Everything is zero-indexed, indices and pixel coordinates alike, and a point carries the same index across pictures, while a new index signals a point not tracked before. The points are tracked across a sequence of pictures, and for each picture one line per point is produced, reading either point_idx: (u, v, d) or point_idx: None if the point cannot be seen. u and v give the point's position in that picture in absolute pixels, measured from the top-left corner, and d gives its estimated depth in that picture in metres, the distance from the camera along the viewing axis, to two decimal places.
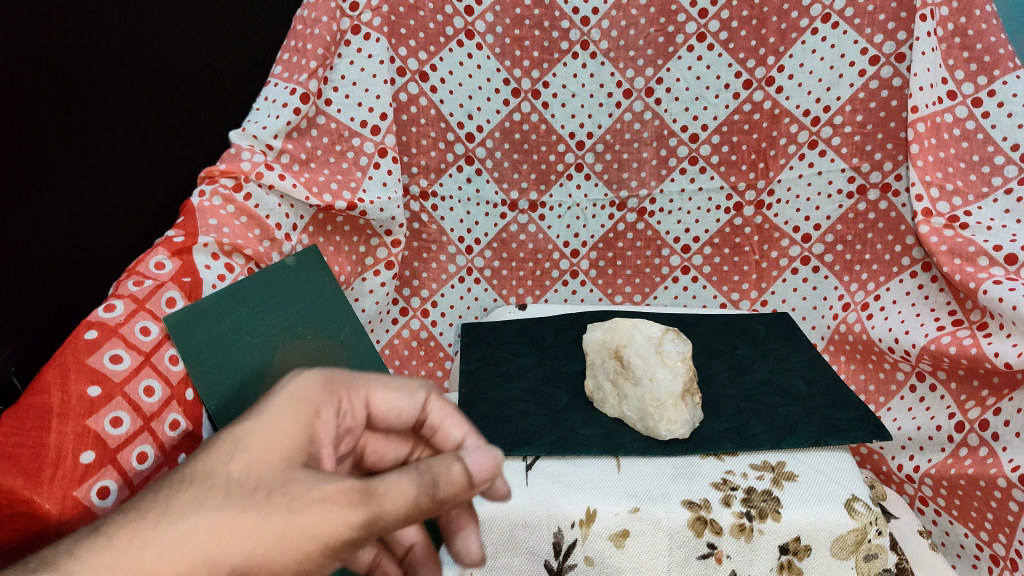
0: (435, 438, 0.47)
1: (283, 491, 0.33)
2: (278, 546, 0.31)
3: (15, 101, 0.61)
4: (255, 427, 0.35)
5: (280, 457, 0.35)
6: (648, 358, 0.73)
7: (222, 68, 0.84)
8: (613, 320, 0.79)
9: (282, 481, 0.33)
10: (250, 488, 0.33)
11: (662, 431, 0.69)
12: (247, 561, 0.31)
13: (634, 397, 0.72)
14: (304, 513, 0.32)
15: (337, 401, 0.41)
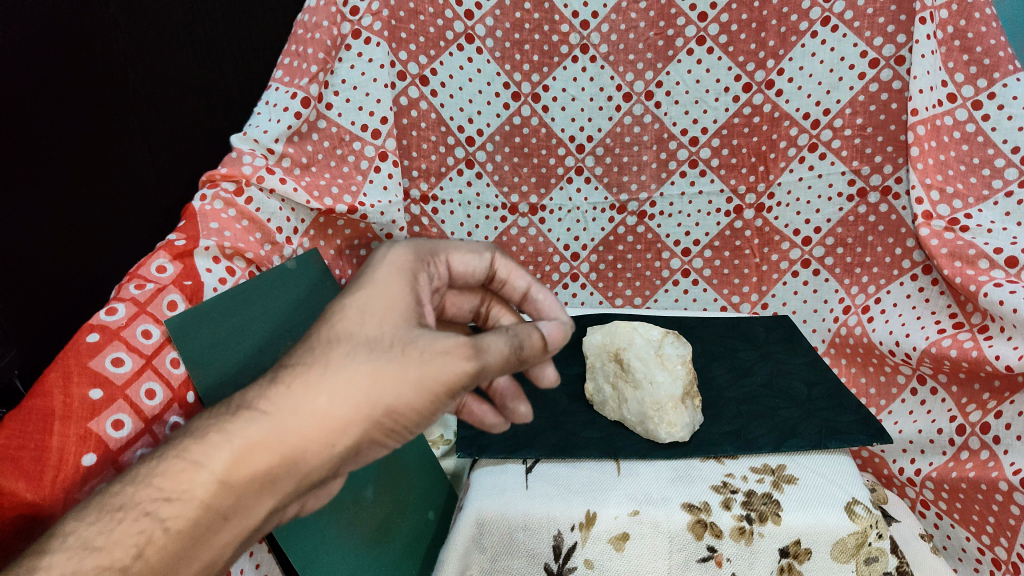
0: (504, 290, 0.57)
1: (413, 345, 0.41)
2: (417, 386, 0.40)
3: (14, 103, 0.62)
4: (376, 296, 0.44)
5: (404, 317, 0.43)
6: (647, 361, 0.72)
7: (226, 72, 0.83)
8: (613, 323, 0.78)
9: (410, 334, 0.42)
10: (386, 342, 0.41)
11: (662, 434, 0.69)
12: (395, 399, 0.40)
13: (634, 400, 0.71)
14: (433, 363, 0.40)
15: (428, 265, 0.50)
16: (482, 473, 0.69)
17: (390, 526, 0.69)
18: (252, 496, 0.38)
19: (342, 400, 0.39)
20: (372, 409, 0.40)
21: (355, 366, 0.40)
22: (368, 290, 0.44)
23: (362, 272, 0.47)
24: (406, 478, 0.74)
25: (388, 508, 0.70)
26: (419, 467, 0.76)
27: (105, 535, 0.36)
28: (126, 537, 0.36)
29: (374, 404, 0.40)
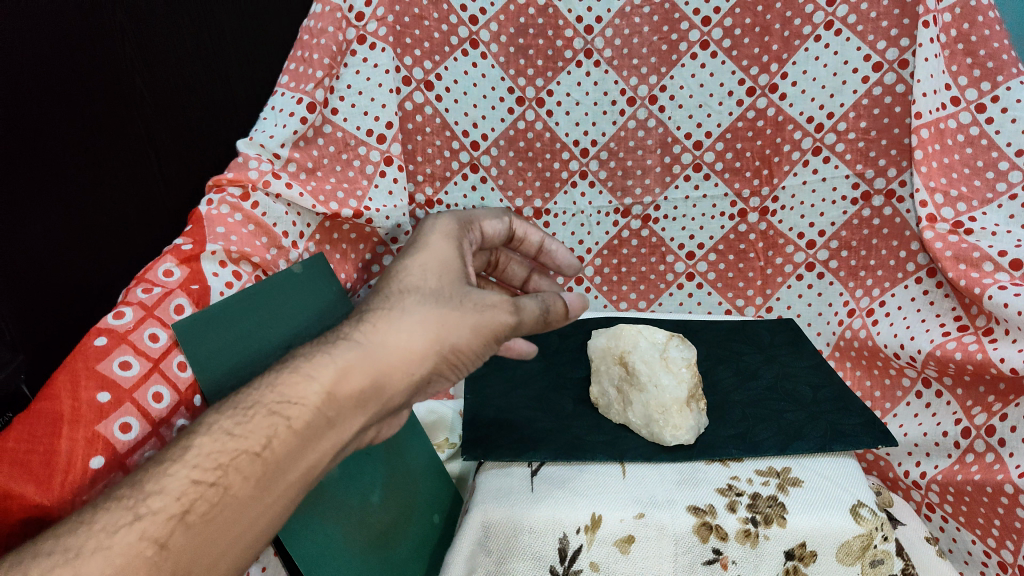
0: (521, 245, 0.80)
1: (469, 297, 0.56)
2: (475, 324, 0.55)
3: (19, 107, 0.63)
4: (434, 261, 0.59)
5: (456, 280, 0.58)
6: (652, 365, 0.73)
7: (231, 77, 0.82)
8: (618, 325, 0.78)
9: (464, 290, 0.57)
10: (447, 295, 0.56)
11: (668, 437, 0.69)
12: (460, 337, 0.54)
13: (639, 403, 0.71)
14: (486, 310, 0.56)
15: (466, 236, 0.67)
16: (487, 475, 0.69)
17: (396, 530, 0.70)
18: (354, 404, 0.49)
19: (422, 331, 0.52)
20: (444, 341, 0.53)
21: (429, 308, 0.54)
22: (426, 260, 0.59)
23: (415, 248, 0.61)
24: (412, 482, 0.74)
25: (394, 513, 0.70)
26: (424, 472, 0.76)
27: (241, 431, 0.44)
28: (261, 431, 0.44)
29: (444, 338, 0.53)
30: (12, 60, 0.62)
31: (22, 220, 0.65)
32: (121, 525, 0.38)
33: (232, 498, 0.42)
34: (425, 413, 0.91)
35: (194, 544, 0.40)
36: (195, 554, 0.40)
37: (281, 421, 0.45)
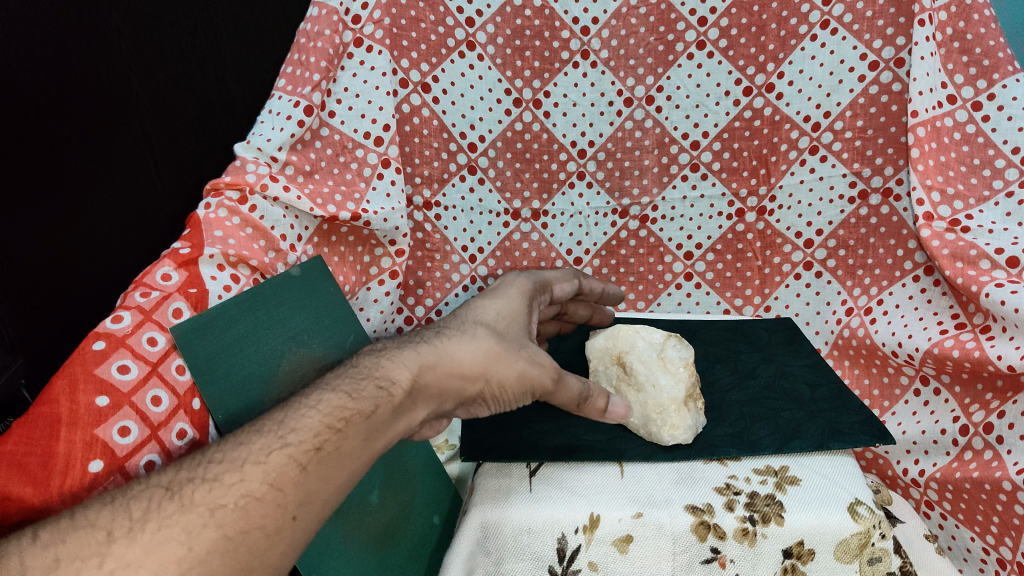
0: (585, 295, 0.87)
1: (526, 346, 0.65)
2: (529, 363, 0.64)
3: (16, 105, 0.63)
4: (509, 306, 0.69)
5: (515, 320, 0.68)
6: (649, 364, 0.73)
7: (227, 79, 0.84)
8: (615, 326, 0.79)
9: (521, 336, 0.67)
10: (509, 337, 0.65)
11: (665, 437, 0.69)
12: (509, 375, 0.63)
13: (637, 403, 0.72)
14: (536, 362, 0.64)
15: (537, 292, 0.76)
16: (486, 476, 0.69)
17: (395, 531, 0.70)
18: (432, 392, 0.57)
19: (487, 349, 0.62)
20: (505, 363, 0.62)
21: (493, 335, 0.63)
22: (490, 299, 0.70)
23: (486, 293, 0.72)
24: (411, 483, 0.73)
25: (393, 514, 0.70)
26: (423, 473, 0.76)
27: (353, 397, 0.52)
28: (363, 401, 0.52)
29: (505, 361, 0.62)
30: (11, 58, 0.62)
31: (20, 220, 0.64)
32: (258, 461, 0.46)
33: (344, 451, 0.49)
34: None
35: (316, 485, 0.47)
36: (315, 493, 0.47)
37: (381, 393, 0.53)
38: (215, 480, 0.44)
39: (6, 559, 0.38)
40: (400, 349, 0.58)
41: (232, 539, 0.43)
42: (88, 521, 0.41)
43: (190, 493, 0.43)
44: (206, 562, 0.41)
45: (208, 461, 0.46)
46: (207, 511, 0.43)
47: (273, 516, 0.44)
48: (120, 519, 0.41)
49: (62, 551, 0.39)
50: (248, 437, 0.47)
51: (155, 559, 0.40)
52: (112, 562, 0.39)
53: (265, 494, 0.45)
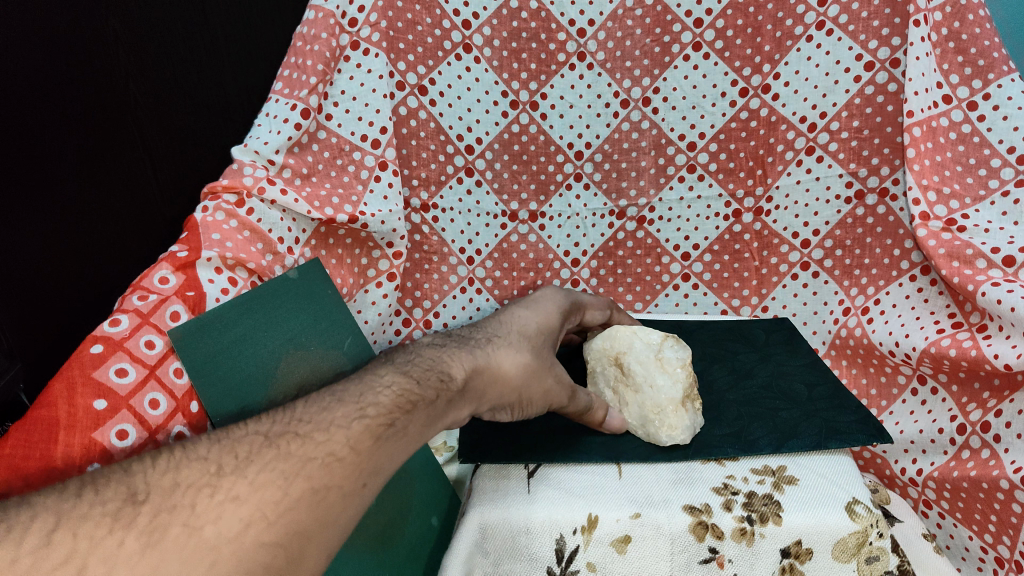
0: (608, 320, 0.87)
1: (556, 364, 0.68)
2: (559, 380, 0.66)
3: (18, 110, 0.62)
4: (545, 321, 0.73)
5: (548, 336, 0.71)
6: (646, 365, 0.73)
7: (225, 82, 0.84)
8: (614, 326, 0.78)
9: (547, 351, 0.69)
10: (543, 352, 0.68)
11: (663, 437, 0.69)
12: (541, 390, 0.65)
13: (634, 404, 0.72)
14: (564, 382, 0.67)
15: (569, 312, 0.79)
16: (484, 477, 0.69)
17: (393, 532, 0.69)
18: (480, 388, 0.61)
19: (524, 359, 0.65)
20: (537, 378, 0.65)
21: (529, 347, 0.67)
22: (526, 312, 0.73)
23: (522, 305, 0.75)
24: (410, 484, 0.73)
25: (391, 514, 0.69)
26: (421, 474, 0.76)
27: (420, 383, 0.55)
28: (427, 389, 0.55)
29: (538, 377, 0.65)
30: (11, 65, 0.61)
31: (21, 223, 0.64)
32: (342, 426, 0.48)
33: (412, 429, 0.52)
34: None
35: (386, 456, 0.49)
36: (383, 465, 0.49)
37: (443, 383, 0.56)
38: (306, 436, 0.47)
39: (131, 477, 0.42)
40: (455, 347, 0.62)
41: (320, 492, 0.44)
42: (199, 455, 0.44)
43: (286, 444, 0.46)
44: (298, 508, 0.43)
45: (297, 419, 0.48)
46: (300, 461, 0.45)
47: (352, 478, 0.46)
48: (226, 457, 0.44)
49: (179, 478, 0.42)
50: (330, 405, 0.50)
51: (257, 497, 0.42)
52: (222, 494, 0.42)
53: (347, 455, 0.47)
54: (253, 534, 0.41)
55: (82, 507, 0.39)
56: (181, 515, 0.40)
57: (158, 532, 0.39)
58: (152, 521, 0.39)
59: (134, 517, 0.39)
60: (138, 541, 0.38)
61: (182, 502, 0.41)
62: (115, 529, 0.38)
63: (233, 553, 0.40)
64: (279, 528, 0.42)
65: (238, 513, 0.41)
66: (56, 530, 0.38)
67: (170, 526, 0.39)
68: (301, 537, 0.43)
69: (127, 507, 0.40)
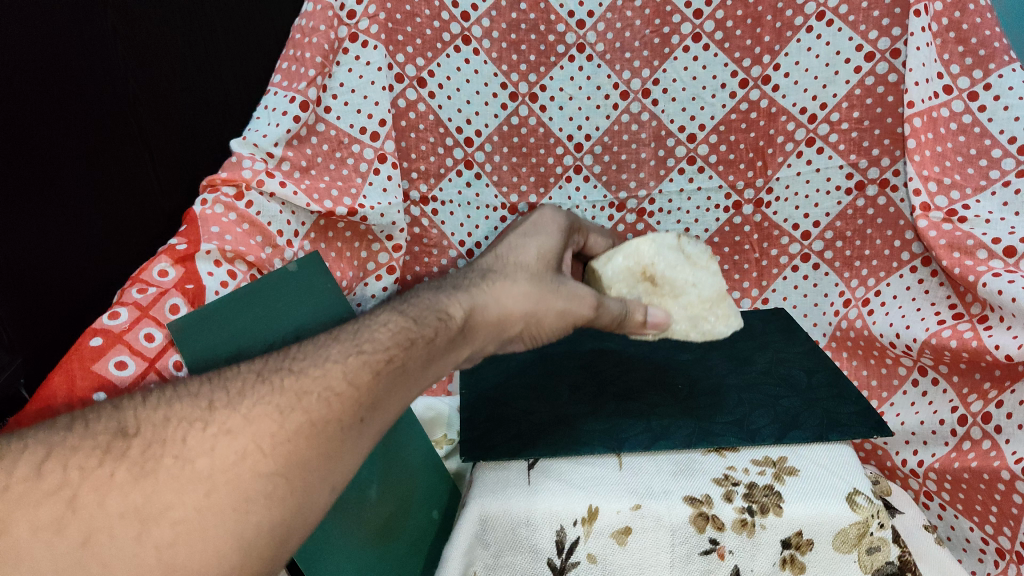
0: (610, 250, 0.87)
1: (565, 285, 0.68)
2: (569, 300, 0.67)
3: (20, 110, 0.63)
4: (546, 245, 0.73)
5: (553, 261, 0.72)
6: (678, 269, 0.72)
7: (224, 76, 0.82)
8: (629, 242, 0.75)
9: (552, 272, 0.70)
10: (546, 278, 0.68)
11: (722, 326, 0.73)
12: (548, 315, 0.67)
13: (680, 308, 0.72)
14: (574, 300, 0.67)
15: (571, 231, 0.80)
16: (485, 471, 0.69)
17: (394, 525, 0.70)
18: (477, 323, 0.62)
19: (524, 289, 0.66)
20: (545, 302, 0.66)
21: (528, 275, 0.67)
22: (529, 241, 0.73)
23: (526, 234, 0.75)
24: (410, 478, 0.74)
25: (393, 507, 0.70)
26: (423, 468, 0.76)
27: (415, 322, 0.56)
28: (423, 328, 0.56)
29: (545, 300, 0.66)
30: (12, 71, 0.62)
31: (22, 221, 0.65)
32: (338, 361, 0.50)
33: (409, 363, 0.53)
34: (423, 408, 0.93)
35: (384, 391, 0.50)
36: (383, 400, 0.50)
37: (441, 321, 0.58)
38: (301, 372, 0.48)
39: (121, 414, 0.43)
40: (451, 288, 0.63)
41: (316, 423, 0.45)
42: (191, 391, 0.45)
43: (279, 379, 0.47)
44: (293, 439, 0.44)
45: (291, 358, 0.50)
46: (295, 395, 0.46)
47: (349, 411, 0.47)
48: (219, 394, 0.45)
49: (170, 413, 0.43)
50: (325, 344, 0.51)
51: (250, 430, 0.43)
52: (215, 427, 0.43)
53: (345, 389, 0.48)
54: (249, 465, 0.42)
55: (73, 441, 0.41)
56: (174, 447, 0.41)
57: (150, 464, 0.40)
58: (142, 453, 0.41)
59: (126, 449, 0.41)
60: (129, 473, 0.40)
61: (174, 436, 0.42)
62: (106, 460, 0.40)
63: (227, 483, 0.41)
64: (275, 459, 0.43)
65: (232, 445, 0.42)
66: (46, 461, 0.39)
67: (162, 458, 0.41)
68: (299, 468, 0.44)
69: (118, 440, 0.41)
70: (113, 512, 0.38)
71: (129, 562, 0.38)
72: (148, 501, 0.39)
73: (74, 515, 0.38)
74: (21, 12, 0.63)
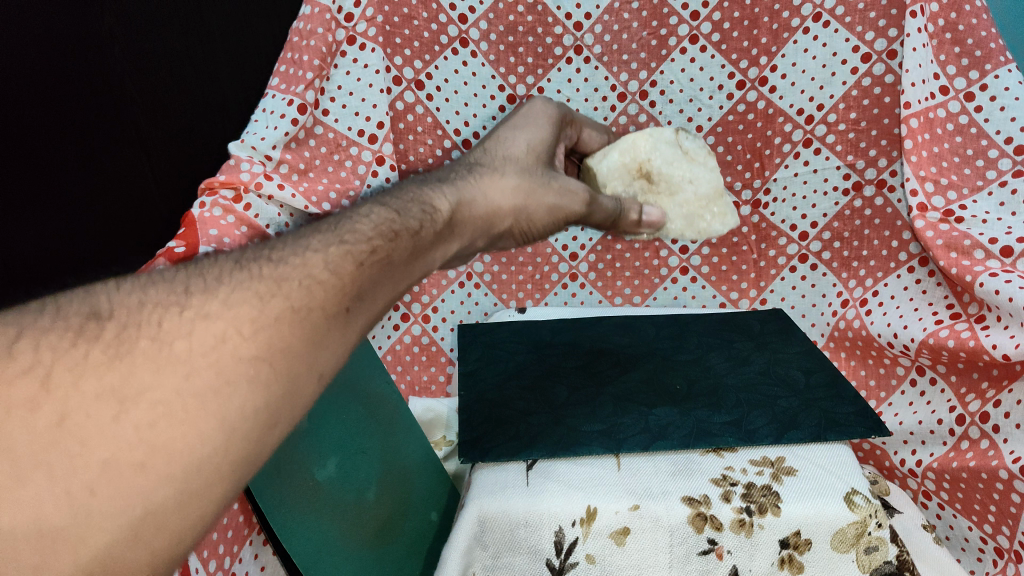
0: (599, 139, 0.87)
1: (556, 180, 0.72)
2: (559, 196, 0.72)
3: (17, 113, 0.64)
4: (538, 138, 0.75)
5: (543, 151, 0.75)
6: (673, 166, 0.81)
7: (221, 80, 0.82)
8: (624, 138, 0.83)
9: (541, 166, 0.73)
10: (535, 171, 0.72)
11: (716, 226, 0.84)
12: (541, 210, 0.71)
13: (675, 207, 0.82)
14: (564, 196, 0.72)
15: (563, 123, 0.81)
16: (483, 473, 0.69)
17: (393, 526, 0.70)
18: (466, 215, 0.63)
19: (512, 183, 0.68)
20: (534, 195, 0.70)
21: (519, 169, 0.71)
22: (519, 133, 0.75)
23: (514, 125, 0.77)
24: (408, 480, 0.74)
25: (391, 508, 0.71)
26: (421, 469, 0.76)
27: (400, 215, 0.55)
28: (409, 220, 0.55)
29: (534, 194, 0.70)
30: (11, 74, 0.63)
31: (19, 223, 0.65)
32: (318, 251, 0.46)
33: (397, 254, 0.51)
34: (422, 410, 0.95)
35: (372, 278, 0.47)
36: (371, 289, 0.47)
37: (427, 214, 0.57)
38: (280, 260, 0.44)
39: (93, 297, 0.38)
40: (436, 183, 0.63)
41: (301, 310, 0.41)
42: (163, 278, 0.40)
43: (258, 267, 0.43)
44: (277, 325, 0.40)
45: (269, 249, 0.45)
46: (275, 282, 0.42)
47: (335, 297, 0.44)
48: (195, 280, 0.41)
49: (144, 297, 0.38)
50: (305, 236, 0.48)
51: (229, 315, 0.39)
52: (192, 311, 0.38)
53: (328, 278, 0.44)
54: (230, 349, 0.38)
55: (42, 322, 0.35)
56: (149, 329, 0.37)
57: (127, 345, 0.36)
58: (119, 334, 0.36)
59: (100, 331, 0.36)
60: (105, 354, 0.35)
61: (150, 318, 0.37)
62: (80, 341, 0.35)
63: (211, 367, 0.37)
64: (258, 344, 0.39)
65: (210, 330, 0.38)
66: (17, 340, 0.34)
67: (138, 340, 0.36)
68: (285, 355, 0.40)
69: (92, 322, 0.36)
70: (89, 393, 0.34)
71: (112, 445, 0.33)
72: (126, 383, 0.34)
73: (48, 395, 0.33)
74: (24, 14, 0.63)
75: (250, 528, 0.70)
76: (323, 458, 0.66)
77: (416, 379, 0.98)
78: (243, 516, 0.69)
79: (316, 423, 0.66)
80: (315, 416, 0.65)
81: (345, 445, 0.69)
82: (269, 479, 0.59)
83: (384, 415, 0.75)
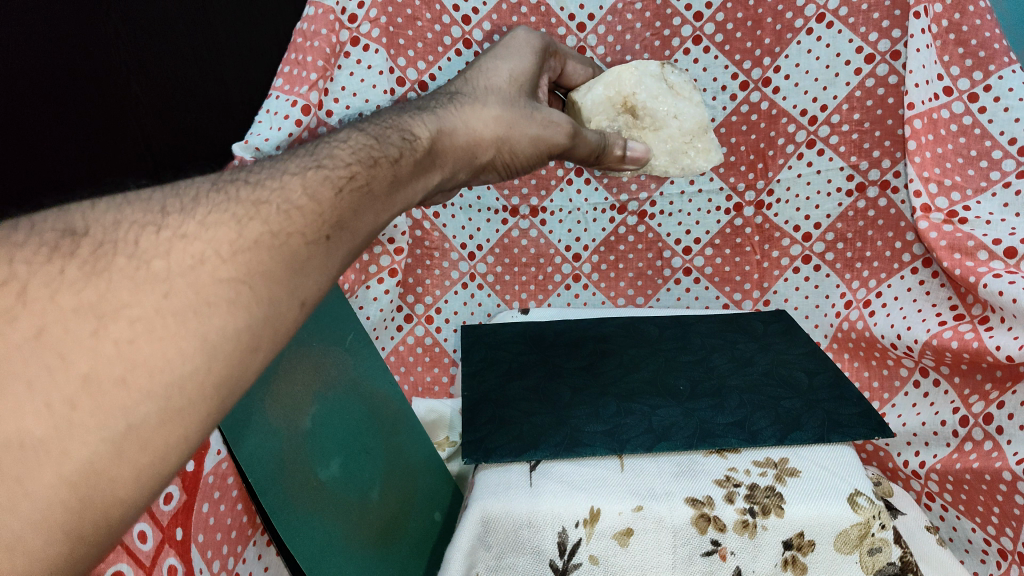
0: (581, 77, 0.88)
1: (538, 112, 0.71)
2: (543, 127, 0.71)
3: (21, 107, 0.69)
4: (518, 70, 0.74)
5: (526, 83, 0.74)
6: (659, 98, 0.84)
7: (227, 82, 0.86)
8: (609, 71, 0.85)
9: (525, 98, 0.72)
10: (517, 103, 0.71)
11: (702, 162, 0.89)
12: (524, 144, 0.70)
13: (660, 142, 0.86)
14: (547, 129, 0.72)
15: (547, 54, 0.80)
16: (487, 474, 0.69)
17: (397, 526, 0.71)
18: (447, 145, 0.63)
19: (494, 113, 0.68)
20: (517, 127, 0.69)
21: (500, 102, 0.69)
22: (501, 63, 0.74)
23: (497, 56, 0.75)
24: (411, 480, 0.74)
25: (395, 508, 0.71)
26: (425, 469, 0.76)
27: (378, 144, 0.55)
28: (388, 149, 0.55)
29: (517, 127, 0.69)
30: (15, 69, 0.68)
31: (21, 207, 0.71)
32: (296, 177, 0.47)
33: (375, 182, 0.51)
34: (424, 412, 0.94)
35: (352, 206, 0.48)
36: (352, 216, 0.48)
37: (405, 142, 0.57)
38: (258, 184, 0.45)
39: (67, 216, 0.39)
40: (418, 110, 0.63)
41: (278, 235, 0.42)
42: (141, 199, 0.42)
43: (235, 190, 0.44)
44: (255, 248, 0.40)
45: (247, 173, 0.46)
46: (252, 205, 0.43)
47: (313, 222, 0.44)
48: (173, 201, 0.42)
49: (121, 217, 0.40)
50: (284, 164, 0.48)
51: (207, 236, 0.40)
52: (169, 231, 0.39)
53: (305, 204, 0.45)
54: (208, 271, 0.38)
55: (17, 238, 0.36)
56: (126, 248, 0.38)
57: (102, 263, 0.37)
58: (94, 251, 0.37)
59: (75, 249, 0.37)
60: (80, 271, 0.36)
61: (126, 238, 0.38)
62: (55, 257, 0.36)
63: (188, 286, 0.37)
64: (235, 266, 0.39)
65: (188, 250, 0.39)
66: None
67: (115, 257, 0.37)
68: (264, 278, 0.40)
69: (67, 239, 0.38)
70: (66, 307, 0.34)
71: (93, 360, 0.34)
72: (105, 300, 0.35)
73: (37, 355, 0.33)
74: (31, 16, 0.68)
75: (254, 528, 0.71)
76: (327, 457, 0.66)
77: (419, 381, 0.99)
78: (246, 516, 0.69)
79: (317, 422, 0.66)
80: (316, 414, 0.66)
81: (348, 444, 0.69)
82: (273, 478, 0.60)
83: (387, 415, 0.75)
